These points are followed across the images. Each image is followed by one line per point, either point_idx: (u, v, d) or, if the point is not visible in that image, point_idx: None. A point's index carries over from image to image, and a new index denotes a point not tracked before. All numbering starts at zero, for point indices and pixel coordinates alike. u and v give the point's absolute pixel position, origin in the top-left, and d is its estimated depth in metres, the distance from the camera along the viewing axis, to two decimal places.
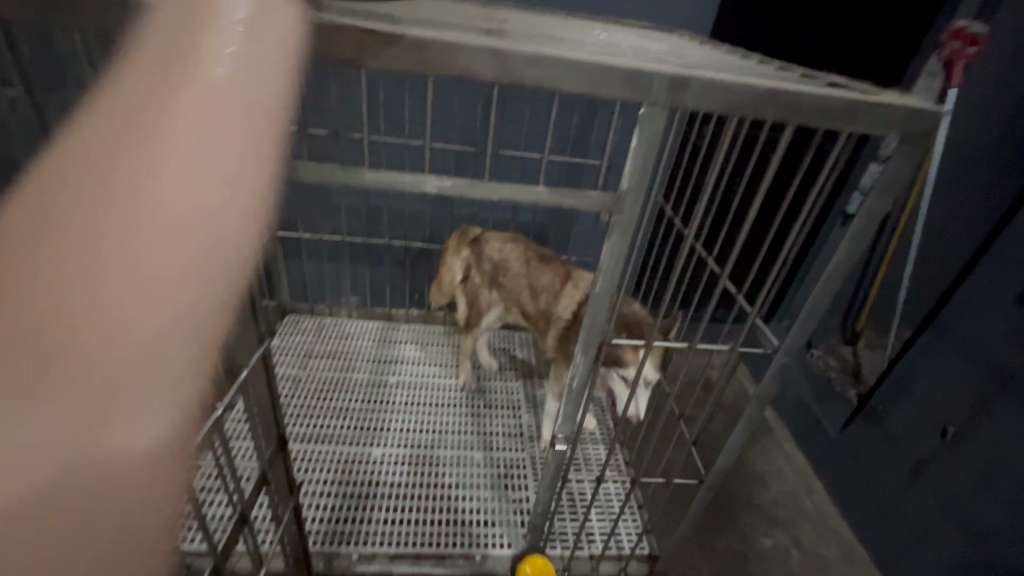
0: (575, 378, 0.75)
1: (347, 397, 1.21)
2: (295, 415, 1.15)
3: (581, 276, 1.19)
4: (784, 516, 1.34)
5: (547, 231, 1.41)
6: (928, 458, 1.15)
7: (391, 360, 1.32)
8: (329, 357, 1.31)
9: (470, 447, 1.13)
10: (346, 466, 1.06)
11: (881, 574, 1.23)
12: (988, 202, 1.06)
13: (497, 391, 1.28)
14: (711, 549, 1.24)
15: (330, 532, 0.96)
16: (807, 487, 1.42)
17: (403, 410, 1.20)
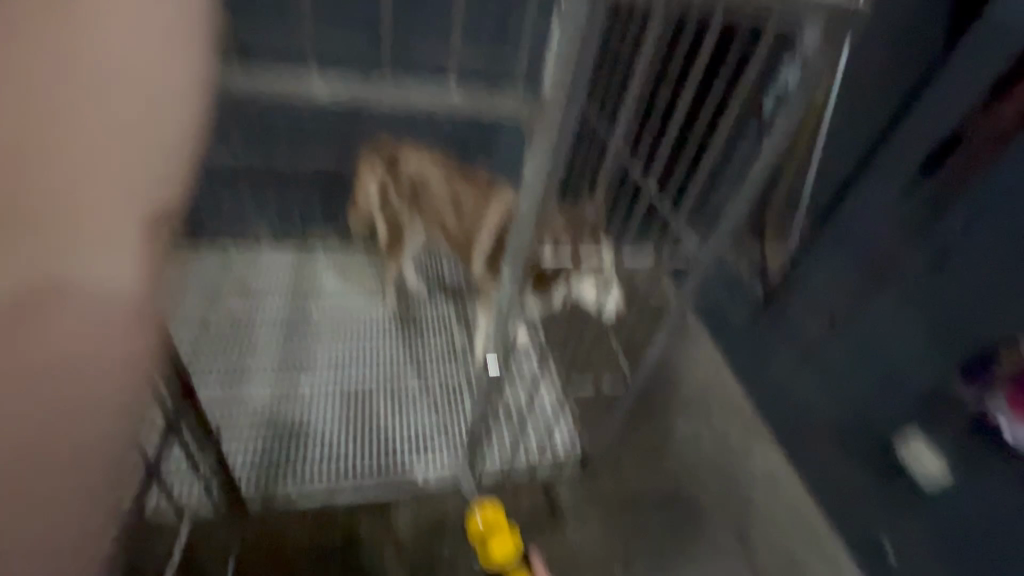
0: (504, 298, 0.74)
1: (268, 337, 1.15)
2: (209, 362, 1.08)
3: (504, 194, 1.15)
4: (697, 403, 1.49)
5: (467, 144, 1.33)
6: (818, 342, 1.30)
7: (310, 292, 1.25)
8: (243, 296, 1.22)
9: (404, 373, 1.12)
10: (274, 407, 1.03)
11: (775, 442, 1.42)
12: (884, 104, 1.12)
13: (429, 315, 1.25)
14: (635, 438, 1.37)
15: (264, 474, 0.95)
16: (718, 377, 1.57)
17: (328, 344, 1.15)
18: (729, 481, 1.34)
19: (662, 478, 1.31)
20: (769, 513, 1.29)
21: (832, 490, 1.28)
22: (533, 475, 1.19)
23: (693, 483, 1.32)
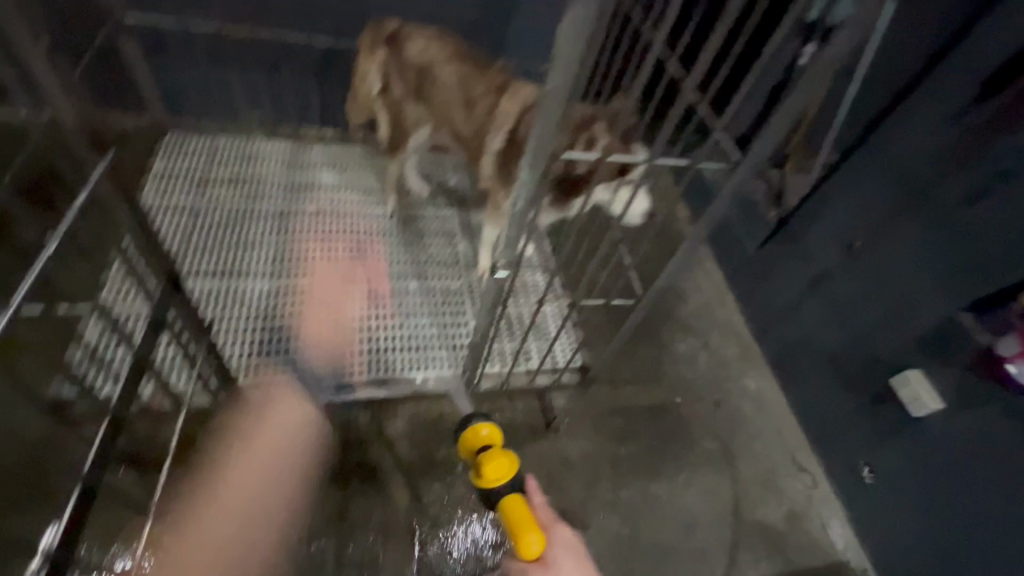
0: (518, 200, 0.60)
1: (261, 229, 1.09)
2: (200, 252, 1.04)
3: (517, 89, 1.05)
4: (698, 325, 1.49)
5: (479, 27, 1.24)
6: (829, 272, 1.27)
7: (304, 185, 1.17)
8: (232, 184, 1.14)
9: (403, 277, 1.08)
10: (269, 301, 1.00)
11: (770, 367, 1.44)
12: (951, 5, 0.98)
13: (431, 218, 1.19)
14: (632, 355, 1.39)
15: (260, 367, 0.94)
16: (721, 301, 1.56)
17: (325, 240, 1.10)
18: (719, 400, 1.37)
19: (655, 395, 1.34)
20: (754, 431, 1.33)
21: (819, 415, 1.31)
22: (530, 385, 1.21)
23: (684, 401, 1.34)
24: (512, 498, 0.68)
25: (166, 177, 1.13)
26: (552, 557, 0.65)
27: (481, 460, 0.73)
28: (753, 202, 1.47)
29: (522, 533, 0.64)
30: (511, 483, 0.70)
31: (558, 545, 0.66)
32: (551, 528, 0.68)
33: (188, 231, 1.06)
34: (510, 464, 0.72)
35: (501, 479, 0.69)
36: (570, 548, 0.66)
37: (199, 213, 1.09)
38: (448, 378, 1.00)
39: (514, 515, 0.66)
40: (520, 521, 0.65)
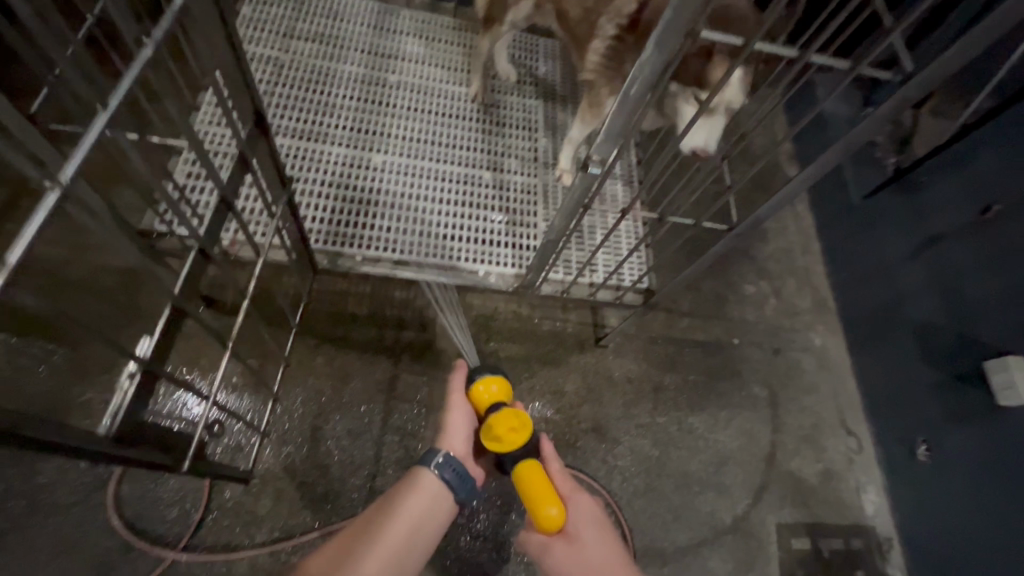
0: (633, 85, 0.51)
1: (339, 93, 1.03)
2: (282, 105, 0.99)
3: None
4: (774, 269, 1.40)
5: None
6: (946, 234, 1.12)
7: (388, 54, 1.10)
8: (315, 41, 1.07)
9: (479, 168, 1.02)
10: (341, 168, 0.96)
11: (843, 326, 1.35)
12: None
13: (514, 110, 1.11)
14: (697, 289, 1.33)
15: (323, 234, 0.91)
16: (805, 248, 1.43)
17: (404, 116, 1.04)
18: (778, 348, 1.31)
19: (713, 332, 1.29)
20: (808, 386, 1.28)
21: (885, 384, 1.23)
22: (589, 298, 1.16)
23: (742, 344, 1.29)
24: (526, 465, 0.68)
25: (250, 22, 1.06)
26: (572, 530, 0.68)
27: (491, 420, 0.71)
28: (874, 144, 1.29)
29: (542, 507, 0.66)
30: (524, 448, 0.69)
31: (578, 517, 0.69)
32: (570, 498, 0.71)
33: (270, 81, 1.00)
34: (523, 427, 0.70)
35: (513, 446, 0.69)
36: (588, 520, 0.69)
37: (283, 65, 1.03)
38: (510, 279, 0.96)
39: (530, 486, 0.67)
40: (539, 493, 0.66)
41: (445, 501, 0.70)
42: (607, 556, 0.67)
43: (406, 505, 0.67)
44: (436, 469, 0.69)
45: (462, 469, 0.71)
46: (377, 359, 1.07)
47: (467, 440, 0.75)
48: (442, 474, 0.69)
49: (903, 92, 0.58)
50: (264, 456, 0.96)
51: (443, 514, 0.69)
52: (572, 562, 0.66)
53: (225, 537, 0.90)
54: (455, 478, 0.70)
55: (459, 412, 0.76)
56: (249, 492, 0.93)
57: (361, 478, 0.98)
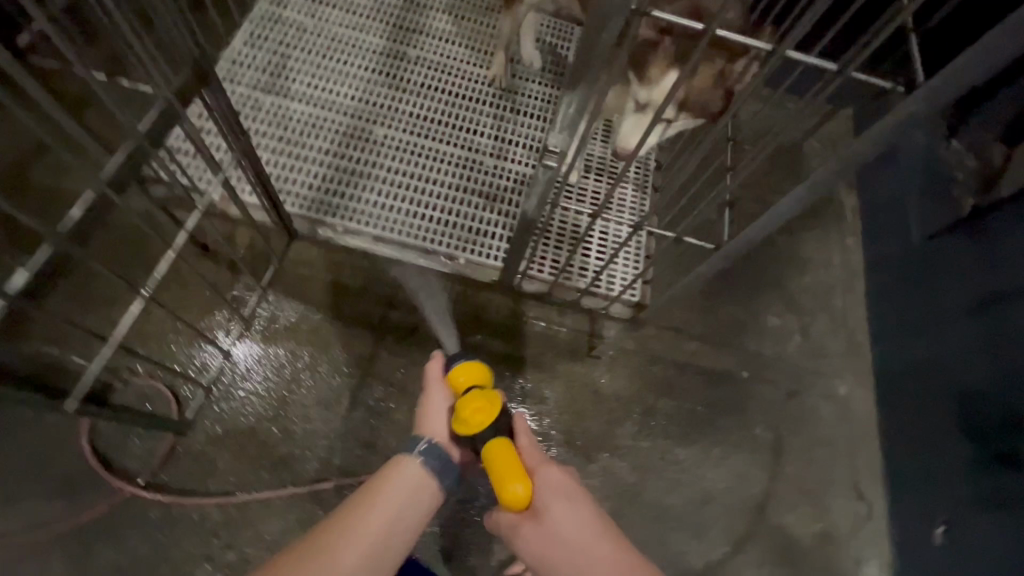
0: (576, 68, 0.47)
1: (355, 62, 1.02)
2: (296, 69, 0.99)
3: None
4: (805, 303, 1.27)
5: None
6: (1017, 293, 0.96)
7: (413, 28, 1.08)
8: (342, 9, 1.07)
9: (482, 153, 0.98)
10: (340, 138, 0.95)
11: (876, 379, 1.20)
12: None
13: (532, 98, 1.05)
14: (713, 314, 1.23)
15: (308, 202, 0.90)
16: (847, 285, 1.29)
17: (416, 92, 1.02)
18: (793, 391, 1.19)
19: (721, 361, 1.19)
20: (820, 437, 1.15)
21: (912, 451, 1.08)
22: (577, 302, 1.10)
23: (752, 379, 1.18)
24: (495, 444, 0.60)
25: None
26: (543, 505, 0.58)
27: (460, 403, 0.65)
28: (951, 180, 1.12)
29: (507, 483, 0.57)
30: (494, 427, 0.62)
31: (550, 490, 0.59)
32: (540, 469, 0.61)
33: (290, 44, 1.01)
34: (491, 407, 0.64)
35: (482, 425, 0.62)
36: (561, 491, 0.59)
37: (306, 29, 1.03)
38: (491, 272, 0.91)
39: (498, 464, 0.59)
40: (506, 469, 0.58)
41: (430, 491, 0.64)
42: (585, 530, 0.57)
43: (391, 490, 0.61)
44: (416, 456, 0.65)
45: (445, 456, 0.66)
46: (358, 333, 1.06)
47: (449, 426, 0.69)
48: (428, 461, 0.65)
49: (913, 103, 0.50)
50: (234, 410, 0.98)
51: (428, 503, 0.63)
52: (547, 544, 0.57)
53: (184, 481, 0.92)
54: (438, 466, 0.65)
55: (440, 396, 0.71)
56: (214, 442, 0.95)
57: (322, 448, 0.98)
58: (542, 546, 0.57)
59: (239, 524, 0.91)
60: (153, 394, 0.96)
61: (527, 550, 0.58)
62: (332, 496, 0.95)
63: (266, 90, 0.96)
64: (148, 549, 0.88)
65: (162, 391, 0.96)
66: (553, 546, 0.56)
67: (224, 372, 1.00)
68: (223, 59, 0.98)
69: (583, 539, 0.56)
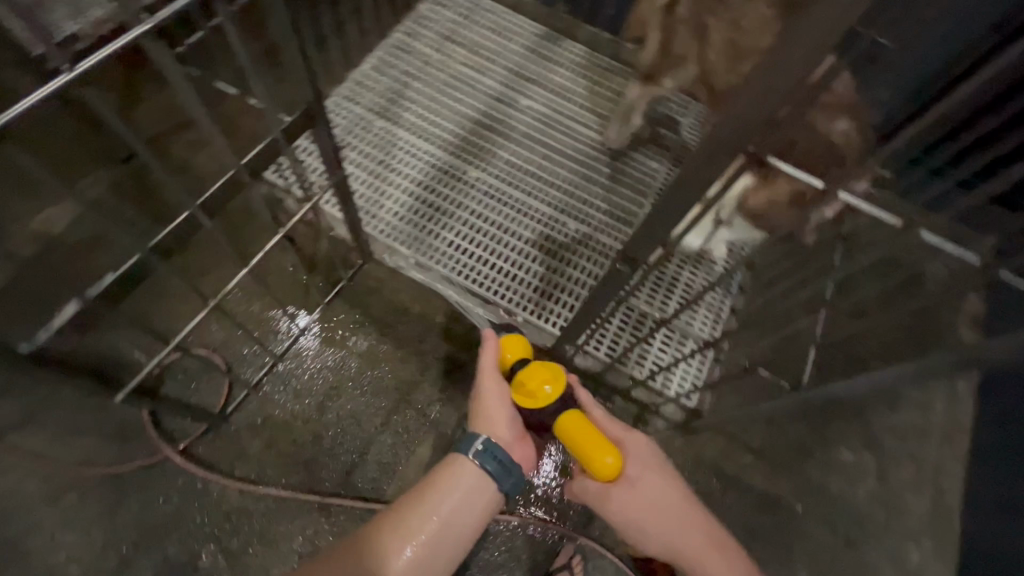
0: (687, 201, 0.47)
1: (468, 103, 1.05)
2: (412, 100, 1.04)
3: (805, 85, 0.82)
4: (889, 446, 1.11)
5: None
6: None
7: (531, 78, 1.10)
8: (468, 50, 1.11)
9: (566, 214, 0.97)
10: (434, 173, 0.98)
11: (958, 557, 1.02)
12: None
13: (632, 168, 1.03)
14: (777, 430, 1.11)
15: (388, 227, 0.93)
16: (946, 438, 1.12)
17: (518, 141, 1.03)
18: (853, 542, 1.04)
19: (774, 485, 1.08)
20: None
21: None
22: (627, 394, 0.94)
23: (806, 514, 1.05)
24: (572, 417, 0.63)
25: (421, 17, 1.13)
26: (633, 473, 0.64)
27: (521, 375, 0.67)
28: None
29: (600, 455, 0.61)
30: (561, 401, 0.65)
31: (635, 460, 0.65)
32: (625, 440, 0.67)
33: (413, 76, 1.06)
34: (554, 377, 0.67)
35: (549, 400, 0.65)
36: (644, 460, 0.66)
37: (430, 64, 1.08)
38: (545, 337, 0.89)
39: (580, 438, 0.62)
40: (590, 443, 0.62)
41: (486, 493, 0.66)
42: (670, 493, 0.65)
43: (435, 498, 0.64)
44: (476, 457, 0.65)
45: (505, 459, 0.67)
46: (407, 357, 1.08)
47: (513, 425, 0.70)
48: (485, 465, 0.65)
49: None
50: (274, 403, 1.01)
51: (480, 506, 0.65)
52: (636, 505, 0.63)
53: (217, 457, 0.97)
54: (499, 470, 0.66)
55: (494, 388, 0.71)
56: (251, 427, 0.99)
57: (344, 461, 1.00)
58: (632, 506, 0.63)
59: (251, 513, 0.94)
60: (211, 368, 1.01)
61: (616, 512, 0.65)
62: (341, 512, 0.96)
63: (379, 114, 1.01)
64: (168, 513, 0.92)
65: (220, 372, 1.01)
66: (644, 508, 0.63)
67: (276, 371, 1.04)
68: (349, 78, 1.05)
69: (668, 500, 0.64)
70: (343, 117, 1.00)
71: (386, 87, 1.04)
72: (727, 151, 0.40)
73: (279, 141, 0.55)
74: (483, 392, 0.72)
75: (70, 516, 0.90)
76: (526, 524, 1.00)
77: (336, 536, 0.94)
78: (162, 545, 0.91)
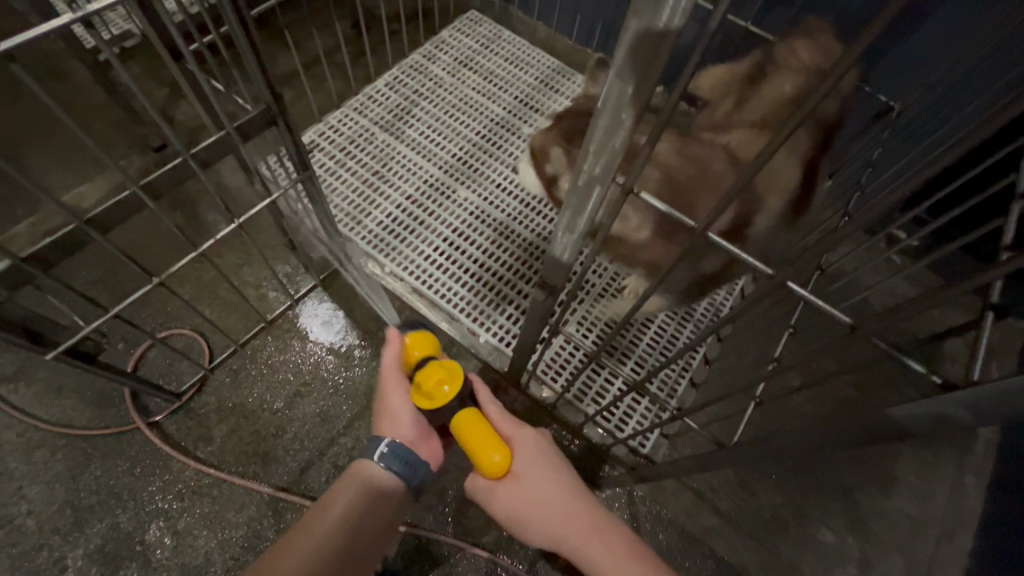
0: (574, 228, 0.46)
1: (469, 125, 1.08)
2: (417, 119, 1.08)
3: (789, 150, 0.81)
4: (875, 530, 1.02)
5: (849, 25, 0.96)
6: None
7: (536, 108, 1.12)
8: (480, 75, 1.15)
9: (545, 242, 0.97)
10: (423, 188, 1.00)
11: None
12: None
13: None
14: (750, 494, 1.05)
15: (369, 234, 0.96)
16: (942, 534, 1.01)
17: (512, 166, 1.04)
18: None
19: (740, 554, 1.02)
20: None
21: None
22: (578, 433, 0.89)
23: None
24: (465, 414, 0.61)
25: (440, 43, 1.19)
26: (520, 468, 0.63)
27: (420, 375, 0.65)
28: None
29: (488, 451, 0.60)
30: (458, 400, 0.63)
31: (525, 455, 0.65)
32: (513, 437, 0.66)
33: (421, 95, 1.11)
34: (452, 376, 0.65)
35: (447, 399, 0.62)
36: (534, 456, 0.65)
37: (440, 86, 1.13)
38: (502, 359, 0.89)
39: (470, 435, 0.61)
40: (480, 440, 0.61)
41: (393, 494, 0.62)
42: (557, 490, 0.63)
43: (340, 508, 0.59)
44: (379, 459, 0.60)
45: (410, 456, 0.62)
46: (379, 365, 1.09)
47: (418, 422, 0.66)
48: (389, 466, 0.61)
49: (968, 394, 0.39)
50: (246, 391, 1.05)
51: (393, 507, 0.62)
52: (521, 501, 0.62)
53: (182, 436, 1.00)
54: (405, 469, 0.62)
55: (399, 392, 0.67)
56: (218, 412, 1.03)
57: (299, 458, 1.01)
58: (521, 503, 0.62)
59: (202, 495, 0.96)
60: (194, 349, 1.06)
61: (502, 509, 0.63)
62: (287, 509, 0.96)
63: (383, 128, 1.06)
64: (126, 482, 0.96)
65: (200, 356, 1.05)
66: (528, 505, 0.62)
67: (244, 353, 1.07)
68: (362, 91, 1.10)
69: (554, 496, 0.62)
70: (348, 127, 1.05)
71: (394, 104, 1.09)
72: (605, 183, 0.40)
73: (231, 137, 0.58)
74: (385, 394, 0.68)
75: (39, 470, 0.95)
76: (471, 548, 0.97)
77: (278, 532, 0.95)
78: (115, 513, 0.94)
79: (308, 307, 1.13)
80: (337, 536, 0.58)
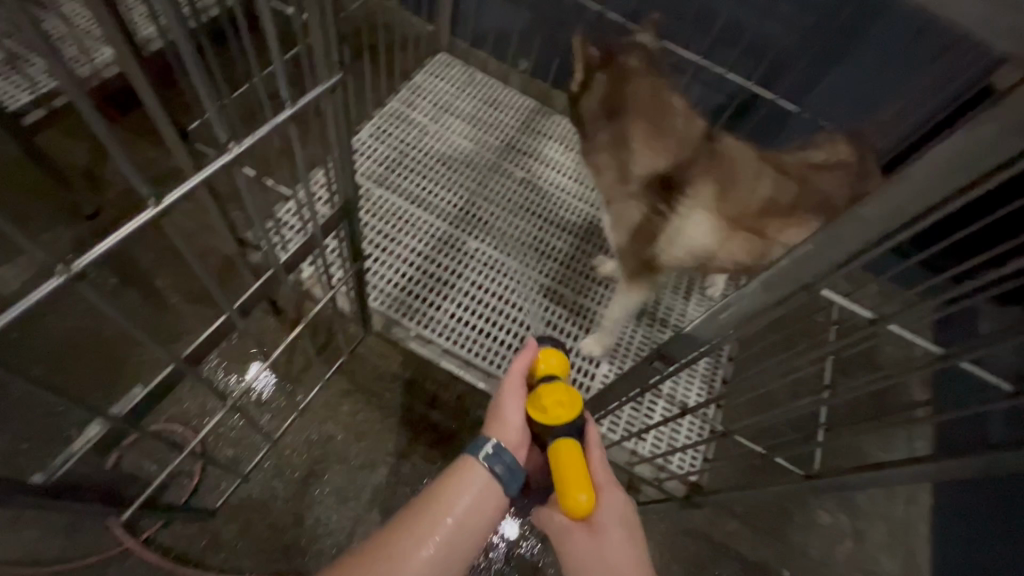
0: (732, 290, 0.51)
1: (465, 173, 1.07)
2: (410, 170, 1.05)
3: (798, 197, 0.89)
4: (863, 505, 1.16)
5: None
6: None
7: (526, 151, 1.14)
8: (465, 121, 1.14)
9: (563, 287, 0.99)
10: (433, 243, 0.98)
11: None
12: None
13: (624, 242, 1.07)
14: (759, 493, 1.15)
15: (387, 297, 0.92)
16: (910, 496, 1.18)
17: (515, 213, 1.05)
18: None
19: (759, 552, 1.10)
20: None
21: None
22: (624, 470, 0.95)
23: None
24: (565, 444, 0.61)
25: (417, 88, 1.17)
26: (600, 523, 0.60)
27: (541, 390, 0.66)
28: None
29: (577, 489, 0.58)
30: (570, 426, 0.63)
31: (610, 510, 0.61)
32: (603, 487, 0.63)
33: (410, 144, 1.08)
34: (571, 405, 0.64)
35: (562, 422, 0.63)
36: (620, 516, 0.61)
37: (427, 133, 1.10)
38: None
39: (567, 463, 0.60)
40: (572, 475, 0.59)
41: (496, 497, 0.60)
42: (630, 563, 0.58)
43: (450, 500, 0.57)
44: (487, 458, 0.60)
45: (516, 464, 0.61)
46: (395, 429, 1.03)
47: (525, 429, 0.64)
48: (495, 467, 0.60)
49: None
50: (255, 481, 0.95)
51: (498, 505, 0.59)
52: (589, 554, 0.59)
53: (187, 546, 0.88)
54: (509, 474, 0.61)
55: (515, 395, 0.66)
56: (225, 510, 0.92)
57: (328, 545, 0.93)
58: (588, 557, 0.59)
59: None
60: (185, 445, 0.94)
61: (571, 555, 0.60)
62: None
63: (377, 182, 1.02)
64: None
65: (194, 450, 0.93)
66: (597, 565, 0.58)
67: (244, 439, 0.97)
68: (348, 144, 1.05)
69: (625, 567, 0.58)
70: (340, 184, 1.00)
71: (385, 156, 1.05)
72: None
73: None
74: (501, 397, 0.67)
75: None
76: None
77: None
78: None
79: (272, 372, 1.02)
80: (437, 530, 0.55)
